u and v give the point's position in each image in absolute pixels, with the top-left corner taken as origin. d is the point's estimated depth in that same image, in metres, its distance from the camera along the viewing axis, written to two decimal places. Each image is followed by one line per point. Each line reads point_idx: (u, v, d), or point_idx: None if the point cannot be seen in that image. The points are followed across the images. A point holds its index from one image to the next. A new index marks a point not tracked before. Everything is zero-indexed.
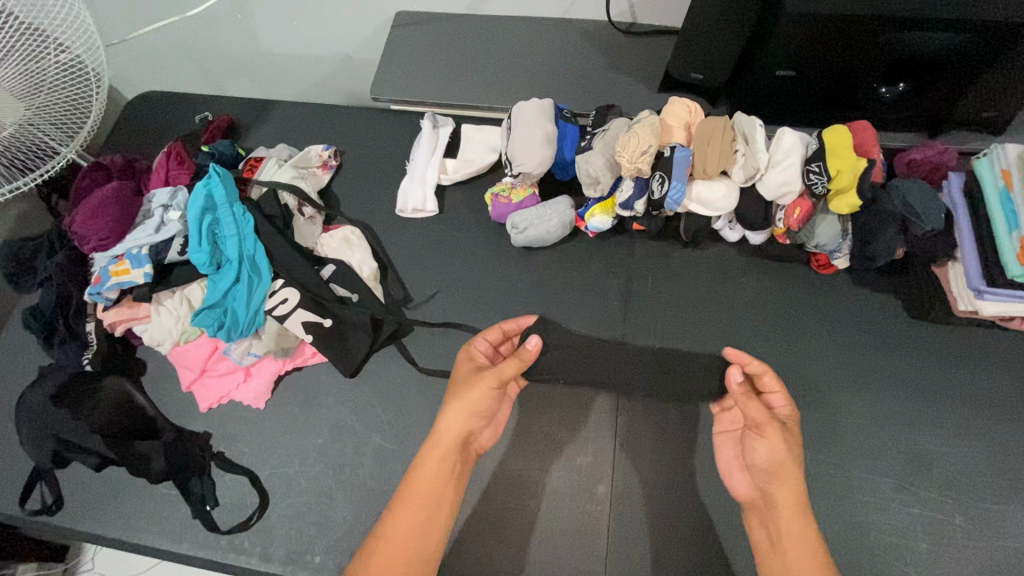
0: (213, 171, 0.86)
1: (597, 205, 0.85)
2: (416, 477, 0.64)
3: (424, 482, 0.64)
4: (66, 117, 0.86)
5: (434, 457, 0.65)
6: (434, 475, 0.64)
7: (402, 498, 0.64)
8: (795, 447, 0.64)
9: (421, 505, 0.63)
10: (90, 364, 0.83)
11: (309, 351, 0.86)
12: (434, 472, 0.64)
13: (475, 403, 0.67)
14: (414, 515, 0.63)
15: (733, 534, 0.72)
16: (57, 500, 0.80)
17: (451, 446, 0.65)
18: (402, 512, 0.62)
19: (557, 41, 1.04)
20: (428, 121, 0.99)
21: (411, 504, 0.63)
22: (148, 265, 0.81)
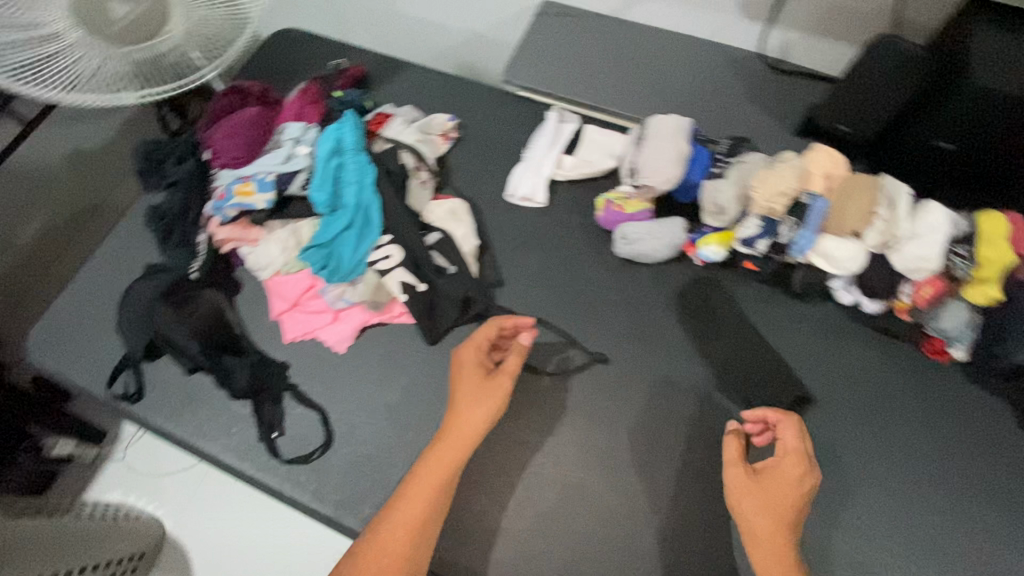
0: (349, 118, 0.90)
1: (715, 234, 0.82)
2: (428, 465, 0.67)
3: (435, 470, 0.67)
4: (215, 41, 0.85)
5: (443, 452, 0.68)
6: (437, 469, 0.67)
7: (411, 484, 0.67)
8: (777, 501, 0.62)
9: (422, 498, 0.66)
10: (196, 272, 0.86)
11: (396, 310, 0.87)
12: (443, 456, 0.68)
13: (495, 410, 0.69)
14: (424, 501, 0.66)
15: None
16: (138, 390, 0.84)
17: (466, 446, 0.68)
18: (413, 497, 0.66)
19: (697, 63, 1.02)
20: (554, 114, 0.99)
21: (424, 489, 0.66)
22: (271, 192, 0.84)
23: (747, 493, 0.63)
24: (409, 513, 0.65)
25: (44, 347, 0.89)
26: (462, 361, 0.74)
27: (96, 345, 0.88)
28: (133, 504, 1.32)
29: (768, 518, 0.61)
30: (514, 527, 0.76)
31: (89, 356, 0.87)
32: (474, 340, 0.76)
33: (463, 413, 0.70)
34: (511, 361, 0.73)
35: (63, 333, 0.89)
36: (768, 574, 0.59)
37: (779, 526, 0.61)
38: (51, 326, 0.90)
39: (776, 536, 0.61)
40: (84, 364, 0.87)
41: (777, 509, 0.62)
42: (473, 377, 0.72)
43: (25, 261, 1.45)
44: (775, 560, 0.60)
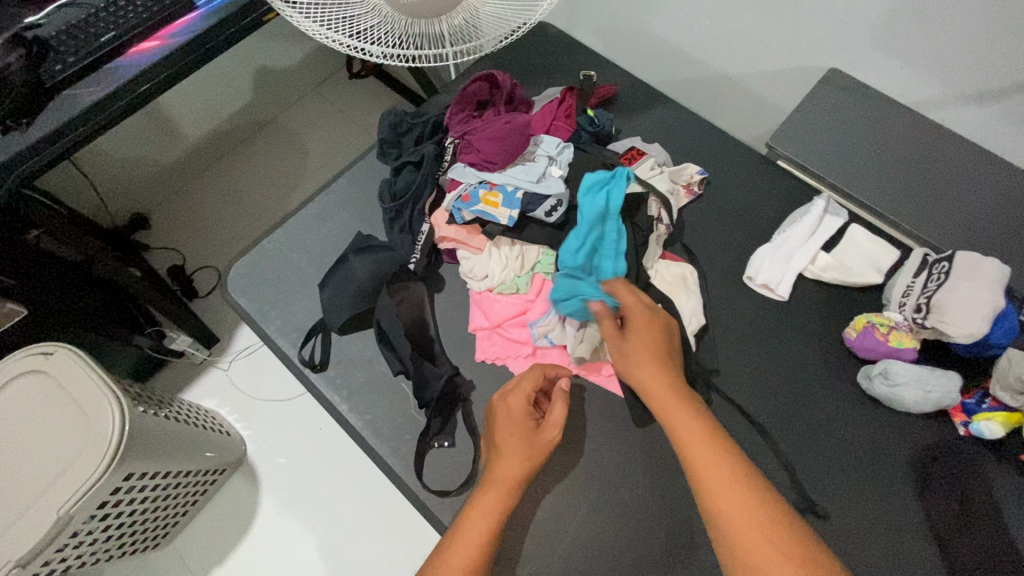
0: (624, 175, 0.79)
1: (1000, 413, 0.71)
2: (487, 496, 0.64)
3: (496, 505, 0.63)
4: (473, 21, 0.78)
5: (495, 486, 0.65)
6: (493, 500, 0.64)
7: (461, 525, 0.62)
8: (656, 357, 0.67)
9: (485, 521, 0.62)
10: (415, 264, 0.83)
11: (602, 371, 0.80)
12: (501, 496, 0.64)
13: (518, 449, 0.67)
14: (487, 525, 0.62)
15: None
16: (324, 360, 0.82)
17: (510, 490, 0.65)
18: (475, 517, 0.63)
19: (1011, 188, 0.86)
20: (823, 201, 0.87)
21: (485, 510, 0.63)
22: (516, 211, 0.77)
23: (642, 362, 0.67)
24: (476, 531, 0.62)
25: (244, 283, 0.88)
26: (516, 394, 0.71)
27: (294, 299, 0.87)
28: (224, 416, 1.32)
29: (664, 386, 0.65)
30: None
31: (285, 308, 0.86)
32: (523, 386, 0.72)
33: (501, 469, 0.66)
34: (556, 410, 0.70)
35: (263, 274, 0.89)
36: (735, 514, 0.54)
37: (668, 392, 0.64)
38: (254, 264, 0.89)
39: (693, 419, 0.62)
40: (279, 314, 0.86)
41: (654, 366, 0.66)
42: (515, 416, 0.70)
43: (194, 155, 1.49)
44: (710, 460, 0.58)
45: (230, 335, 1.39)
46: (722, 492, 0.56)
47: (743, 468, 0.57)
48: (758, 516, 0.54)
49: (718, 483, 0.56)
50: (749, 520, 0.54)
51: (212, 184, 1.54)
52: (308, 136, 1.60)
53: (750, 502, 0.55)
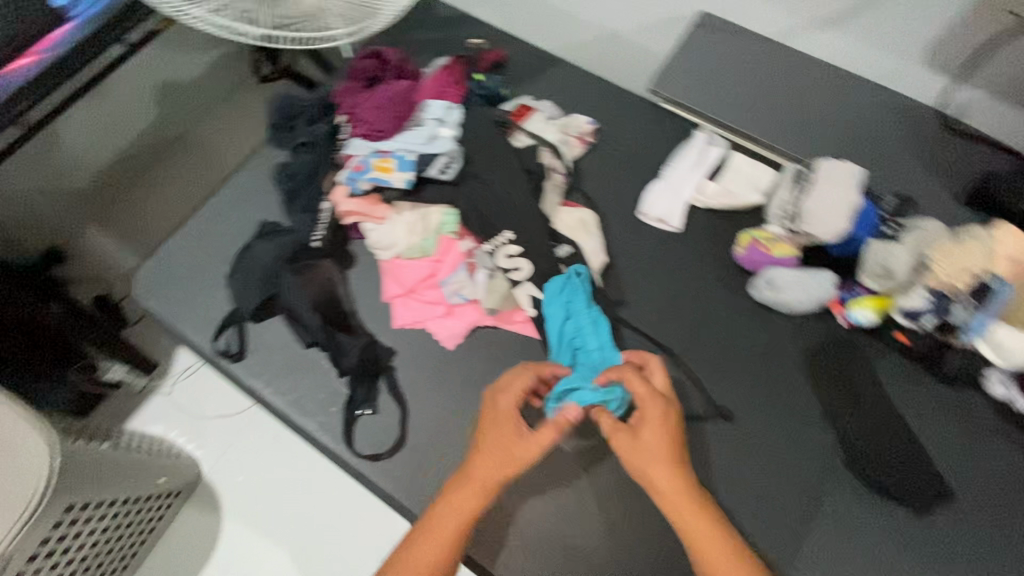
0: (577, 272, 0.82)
1: (868, 299, 0.77)
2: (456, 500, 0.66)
3: (463, 514, 0.65)
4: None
5: (472, 488, 0.66)
6: (467, 499, 0.66)
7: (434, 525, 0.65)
8: (662, 454, 0.65)
9: (456, 515, 0.65)
10: (319, 241, 0.84)
11: (517, 317, 0.83)
12: (465, 503, 0.65)
13: (493, 447, 0.66)
14: (460, 520, 0.65)
15: None
16: (241, 350, 0.82)
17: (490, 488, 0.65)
18: (443, 513, 0.66)
19: (865, 104, 0.94)
20: (702, 137, 0.94)
21: (457, 506, 0.65)
22: (411, 173, 0.80)
23: (649, 455, 0.65)
24: (448, 524, 0.65)
25: (151, 286, 0.87)
26: (505, 407, 0.68)
27: (204, 295, 0.86)
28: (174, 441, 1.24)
29: (677, 481, 0.64)
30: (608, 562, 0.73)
31: (196, 305, 0.86)
32: (512, 386, 0.69)
33: (473, 470, 0.66)
34: (536, 410, 0.66)
35: (171, 276, 0.87)
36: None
37: (687, 493, 0.64)
38: (160, 267, 0.88)
39: (702, 504, 0.64)
40: (190, 312, 0.85)
41: (673, 470, 0.64)
42: (506, 424, 0.67)
43: (108, 183, 1.33)
44: (711, 540, 0.63)
45: (167, 357, 1.31)
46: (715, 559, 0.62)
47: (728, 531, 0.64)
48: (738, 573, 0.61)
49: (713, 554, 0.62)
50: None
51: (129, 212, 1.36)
52: (196, 128, 1.40)
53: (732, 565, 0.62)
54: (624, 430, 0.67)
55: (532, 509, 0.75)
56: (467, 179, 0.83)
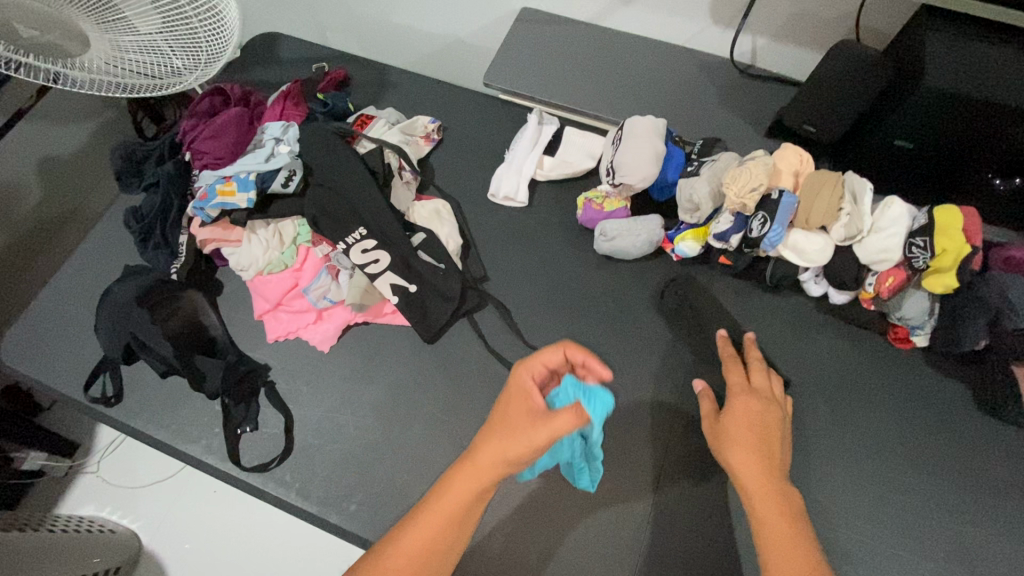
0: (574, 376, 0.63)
1: (690, 230, 0.86)
2: (458, 485, 0.58)
3: (461, 503, 0.57)
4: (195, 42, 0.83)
5: (465, 477, 0.57)
6: (461, 489, 0.58)
7: (445, 492, 0.58)
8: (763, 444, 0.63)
9: (458, 506, 0.57)
10: (177, 274, 0.86)
11: (386, 309, 0.87)
12: (466, 494, 0.57)
13: (512, 442, 0.57)
14: (453, 510, 0.57)
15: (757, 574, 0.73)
16: (116, 393, 0.84)
17: (488, 486, 0.57)
18: (448, 499, 0.57)
19: (674, 65, 1.05)
20: (534, 116, 1.01)
21: (460, 492, 0.58)
22: (252, 192, 0.84)
23: (739, 432, 0.64)
24: (444, 510, 0.57)
25: (19, 351, 0.87)
26: (554, 424, 0.55)
27: (73, 348, 0.87)
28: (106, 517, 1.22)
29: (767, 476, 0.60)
30: (498, 517, 0.78)
31: (66, 359, 0.86)
32: (541, 360, 0.63)
33: (482, 454, 0.58)
34: (562, 416, 0.55)
35: (39, 337, 0.88)
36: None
37: (766, 479, 0.60)
38: (27, 330, 0.88)
39: (785, 511, 0.58)
40: (61, 367, 0.86)
41: (762, 461, 0.61)
42: (522, 409, 0.59)
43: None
44: (786, 542, 0.56)
45: (89, 434, 1.29)
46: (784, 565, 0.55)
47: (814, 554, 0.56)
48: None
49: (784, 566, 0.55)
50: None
51: (20, 286, 1.26)
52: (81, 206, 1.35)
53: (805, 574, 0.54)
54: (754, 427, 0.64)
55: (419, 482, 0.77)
56: (312, 188, 0.87)
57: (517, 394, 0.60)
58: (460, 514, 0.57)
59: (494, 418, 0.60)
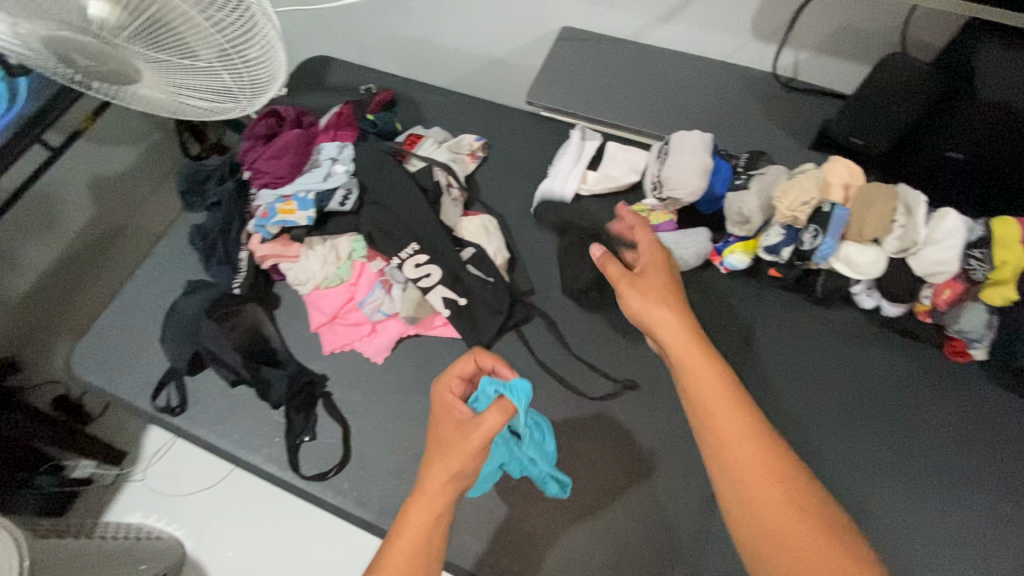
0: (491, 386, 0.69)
1: (739, 242, 0.86)
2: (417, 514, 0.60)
3: (422, 521, 0.60)
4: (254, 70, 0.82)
5: (420, 505, 0.60)
6: (416, 516, 0.60)
7: (396, 534, 0.59)
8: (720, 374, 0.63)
9: (417, 534, 0.59)
10: (239, 288, 0.90)
11: (437, 322, 0.89)
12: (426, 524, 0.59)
13: (449, 453, 0.61)
14: (416, 538, 0.59)
15: None
16: (181, 403, 0.87)
17: (439, 507, 0.60)
18: (408, 528, 0.59)
19: (715, 80, 1.06)
20: (577, 132, 1.04)
21: (418, 520, 0.60)
22: (311, 209, 0.88)
23: (696, 374, 0.63)
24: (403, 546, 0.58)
25: (88, 362, 0.91)
26: (483, 427, 0.61)
27: (140, 359, 0.91)
28: (154, 524, 1.26)
29: (732, 419, 0.59)
30: (550, 530, 0.78)
31: (133, 370, 0.90)
32: (453, 371, 0.69)
33: (426, 486, 0.61)
34: (489, 418, 0.61)
35: (107, 349, 0.92)
36: (771, 516, 0.54)
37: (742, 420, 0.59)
38: (95, 342, 0.93)
39: (759, 439, 0.58)
40: (128, 378, 0.90)
41: (718, 395, 0.61)
42: (449, 426, 0.63)
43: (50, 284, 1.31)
44: (757, 461, 0.57)
45: (138, 442, 1.33)
46: (758, 487, 0.55)
47: (792, 469, 0.56)
48: (795, 516, 0.54)
49: (759, 494, 0.55)
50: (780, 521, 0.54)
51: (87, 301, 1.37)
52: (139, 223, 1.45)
53: (779, 488, 0.55)
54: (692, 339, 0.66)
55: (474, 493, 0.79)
56: (367, 206, 0.90)
57: (438, 410, 0.66)
58: (423, 539, 0.59)
59: (429, 445, 0.64)
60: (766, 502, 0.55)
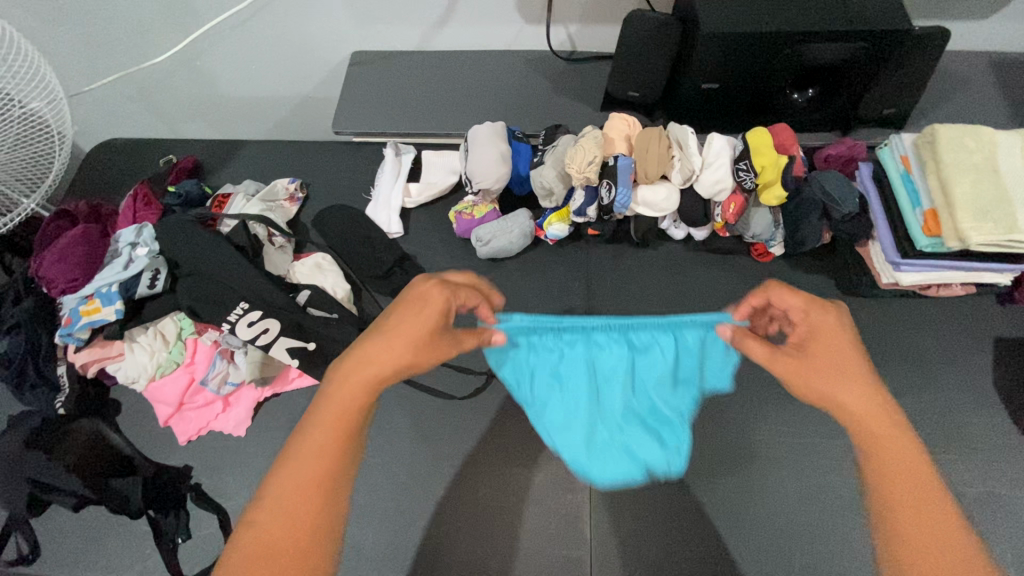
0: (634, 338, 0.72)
1: (553, 214, 0.92)
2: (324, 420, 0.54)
3: (336, 418, 0.54)
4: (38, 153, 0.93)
5: (328, 424, 0.54)
6: (317, 437, 0.53)
7: (297, 459, 0.52)
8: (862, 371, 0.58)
9: (303, 466, 0.52)
10: (63, 408, 0.82)
11: (291, 374, 0.87)
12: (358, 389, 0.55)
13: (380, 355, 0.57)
14: (309, 472, 0.52)
15: (696, 501, 0.79)
16: (33, 548, 0.79)
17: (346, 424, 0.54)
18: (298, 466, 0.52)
19: (505, 69, 1.11)
20: (390, 148, 1.03)
21: (326, 431, 0.53)
22: (119, 302, 0.82)
23: (826, 361, 0.59)
24: (294, 478, 0.52)
25: None
26: (416, 317, 0.59)
27: None
28: None
29: (860, 393, 0.57)
30: (456, 538, 0.78)
31: None
32: (426, 298, 0.60)
33: (365, 375, 0.56)
34: (432, 296, 0.60)
35: None
36: (911, 494, 0.52)
37: (883, 411, 0.56)
38: None
39: (879, 411, 0.56)
40: None
41: (851, 377, 0.58)
42: (376, 337, 0.58)
43: None
44: (879, 427, 0.56)
45: None
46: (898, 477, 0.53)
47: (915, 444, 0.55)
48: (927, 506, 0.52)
49: (903, 468, 0.53)
50: (924, 500, 0.52)
51: None
52: None
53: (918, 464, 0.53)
54: (846, 347, 0.60)
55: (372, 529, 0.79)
56: (180, 281, 0.86)
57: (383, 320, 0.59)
58: (324, 456, 0.53)
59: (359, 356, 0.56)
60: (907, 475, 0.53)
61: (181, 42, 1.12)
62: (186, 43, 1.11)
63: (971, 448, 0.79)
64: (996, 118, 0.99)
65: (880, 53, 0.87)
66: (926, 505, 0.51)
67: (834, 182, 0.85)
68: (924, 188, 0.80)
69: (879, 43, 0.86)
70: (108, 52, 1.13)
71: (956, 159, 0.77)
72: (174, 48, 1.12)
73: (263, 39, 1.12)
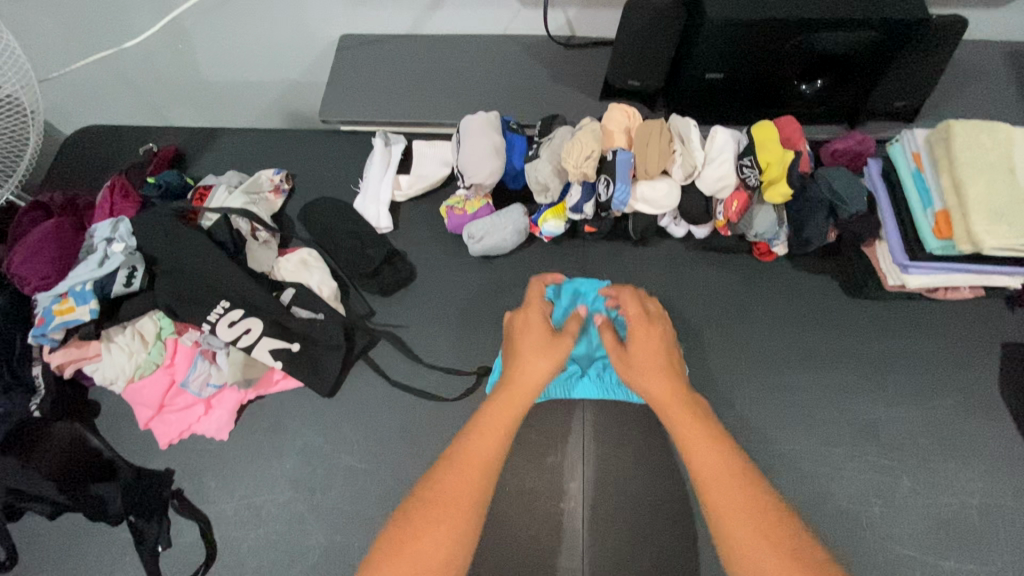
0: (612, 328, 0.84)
1: (549, 210, 0.88)
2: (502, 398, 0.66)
3: (514, 397, 0.66)
4: (12, 141, 0.89)
5: (504, 401, 0.65)
6: (498, 412, 0.64)
7: (480, 429, 0.62)
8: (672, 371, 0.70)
9: (483, 435, 0.62)
10: (40, 410, 0.80)
11: (276, 376, 0.84)
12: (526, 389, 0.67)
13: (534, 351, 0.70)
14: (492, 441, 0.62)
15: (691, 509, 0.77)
16: (9, 555, 0.77)
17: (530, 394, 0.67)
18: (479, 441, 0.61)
19: (500, 55, 1.06)
20: (379, 138, 0.98)
21: (507, 406, 0.65)
22: (93, 301, 0.78)
23: (644, 358, 0.71)
24: (481, 450, 0.61)
25: None
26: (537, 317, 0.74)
27: None
28: None
29: (661, 386, 0.69)
30: None
31: None
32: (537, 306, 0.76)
33: (521, 373, 0.68)
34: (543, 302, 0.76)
35: None
36: (706, 465, 0.61)
37: (672, 393, 0.68)
38: None
39: (678, 399, 0.68)
40: None
41: (657, 371, 0.70)
42: (531, 339, 0.71)
43: None
44: (689, 417, 0.65)
45: None
46: (697, 448, 0.63)
47: (716, 436, 0.63)
48: (739, 487, 0.59)
49: (695, 445, 0.63)
50: (717, 466, 0.61)
51: None
52: None
53: (722, 458, 0.61)
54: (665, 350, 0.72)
55: (358, 536, 0.76)
56: (159, 278, 0.82)
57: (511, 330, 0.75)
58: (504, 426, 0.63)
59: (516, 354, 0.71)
60: (696, 448, 0.63)
61: (159, 24, 1.06)
62: (164, 24, 1.06)
63: (974, 456, 0.77)
64: (1012, 111, 0.95)
65: (893, 42, 0.83)
66: (725, 483, 0.59)
67: (843, 181, 0.81)
68: (936, 186, 0.77)
69: (893, 31, 0.81)
70: (83, 34, 1.07)
71: (971, 156, 0.74)
72: (152, 30, 1.07)
73: (246, 20, 1.07)
